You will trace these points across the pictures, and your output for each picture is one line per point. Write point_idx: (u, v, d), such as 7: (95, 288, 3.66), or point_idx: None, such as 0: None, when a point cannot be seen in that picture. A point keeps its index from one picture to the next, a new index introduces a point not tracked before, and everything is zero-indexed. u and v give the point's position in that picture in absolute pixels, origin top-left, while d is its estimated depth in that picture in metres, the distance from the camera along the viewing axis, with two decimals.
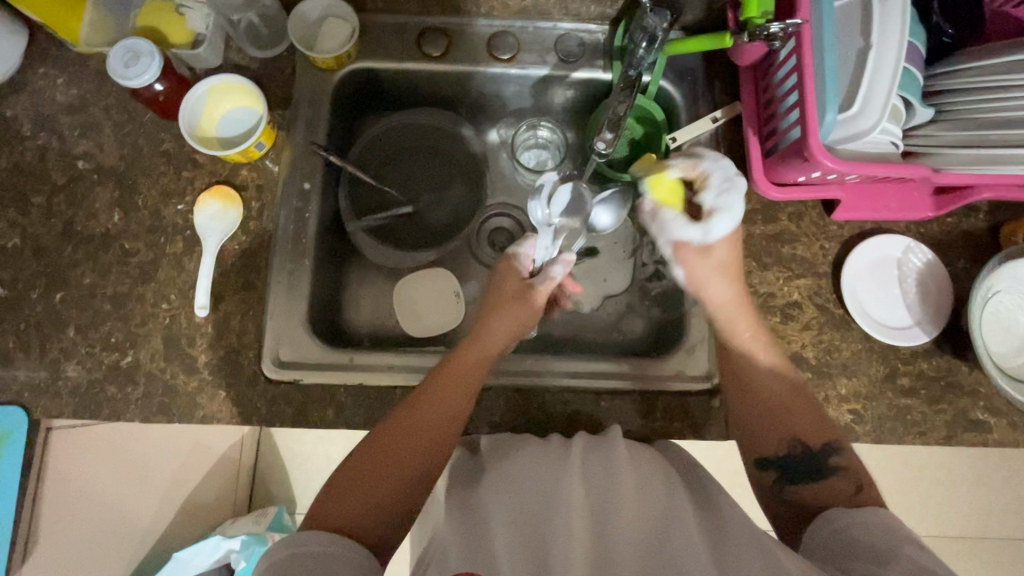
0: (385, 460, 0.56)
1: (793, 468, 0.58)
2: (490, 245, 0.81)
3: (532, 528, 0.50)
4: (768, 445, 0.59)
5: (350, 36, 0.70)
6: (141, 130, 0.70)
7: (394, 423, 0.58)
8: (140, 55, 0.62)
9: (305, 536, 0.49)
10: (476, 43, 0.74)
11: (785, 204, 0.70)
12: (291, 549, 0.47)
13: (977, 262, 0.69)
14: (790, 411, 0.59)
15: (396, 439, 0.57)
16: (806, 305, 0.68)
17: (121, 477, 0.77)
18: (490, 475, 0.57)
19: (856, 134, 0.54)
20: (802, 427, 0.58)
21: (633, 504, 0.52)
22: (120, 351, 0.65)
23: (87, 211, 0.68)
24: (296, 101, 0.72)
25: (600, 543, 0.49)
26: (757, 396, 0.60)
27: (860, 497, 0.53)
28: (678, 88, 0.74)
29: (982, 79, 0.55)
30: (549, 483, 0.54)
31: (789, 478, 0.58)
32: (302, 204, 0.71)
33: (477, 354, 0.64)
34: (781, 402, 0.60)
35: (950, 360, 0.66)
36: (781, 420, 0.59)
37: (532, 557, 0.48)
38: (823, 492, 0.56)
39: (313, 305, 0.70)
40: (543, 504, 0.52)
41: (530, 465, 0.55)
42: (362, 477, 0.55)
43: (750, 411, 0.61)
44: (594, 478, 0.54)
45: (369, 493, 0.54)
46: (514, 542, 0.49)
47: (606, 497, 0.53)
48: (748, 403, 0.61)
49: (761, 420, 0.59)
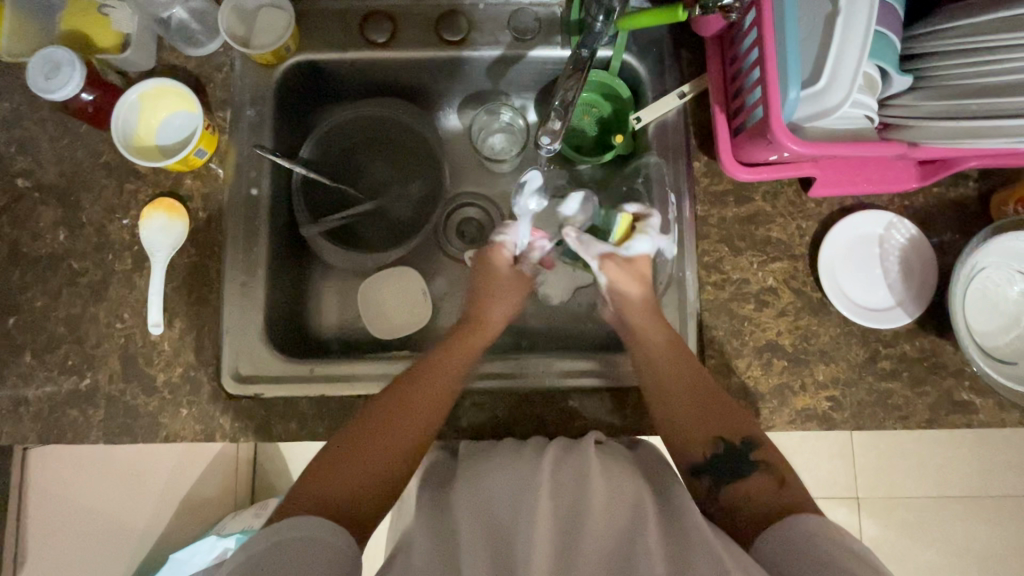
0: (367, 438, 0.56)
1: (723, 467, 0.56)
2: (459, 237, 0.78)
3: (497, 535, 0.50)
4: (698, 446, 0.57)
5: (287, 27, 0.66)
6: (78, 142, 0.67)
7: (389, 403, 0.59)
8: (61, 65, 0.59)
9: (292, 522, 0.48)
10: (423, 25, 0.70)
11: (759, 183, 0.66)
12: (277, 536, 0.47)
13: (964, 234, 0.65)
14: (709, 454, 0.56)
15: (391, 418, 0.57)
16: (782, 291, 0.65)
17: (111, 487, 0.77)
18: (462, 479, 0.56)
19: (824, 111, 0.50)
20: (725, 420, 0.57)
21: (603, 515, 0.50)
22: (78, 374, 0.63)
23: (32, 231, 0.66)
24: (237, 101, 0.68)
25: (565, 542, 0.49)
26: (694, 420, 0.58)
27: (781, 492, 0.53)
28: (643, 62, 0.69)
29: (964, 40, 0.50)
30: (516, 488, 0.53)
31: (722, 480, 0.55)
32: (252, 211, 0.68)
33: (469, 340, 0.66)
34: (682, 399, 0.58)
35: (934, 340, 0.63)
36: (702, 418, 0.58)
37: (494, 558, 0.48)
38: (754, 493, 0.53)
39: (271, 314, 0.68)
40: (510, 508, 0.51)
41: (502, 469, 0.55)
42: (355, 456, 0.55)
43: (672, 410, 0.58)
44: (566, 477, 0.54)
45: (347, 476, 0.53)
46: (478, 543, 0.49)
47: (576, 506, 0.51)
48: (685, 427, 0.58)
49: (685, 413, 0.58)
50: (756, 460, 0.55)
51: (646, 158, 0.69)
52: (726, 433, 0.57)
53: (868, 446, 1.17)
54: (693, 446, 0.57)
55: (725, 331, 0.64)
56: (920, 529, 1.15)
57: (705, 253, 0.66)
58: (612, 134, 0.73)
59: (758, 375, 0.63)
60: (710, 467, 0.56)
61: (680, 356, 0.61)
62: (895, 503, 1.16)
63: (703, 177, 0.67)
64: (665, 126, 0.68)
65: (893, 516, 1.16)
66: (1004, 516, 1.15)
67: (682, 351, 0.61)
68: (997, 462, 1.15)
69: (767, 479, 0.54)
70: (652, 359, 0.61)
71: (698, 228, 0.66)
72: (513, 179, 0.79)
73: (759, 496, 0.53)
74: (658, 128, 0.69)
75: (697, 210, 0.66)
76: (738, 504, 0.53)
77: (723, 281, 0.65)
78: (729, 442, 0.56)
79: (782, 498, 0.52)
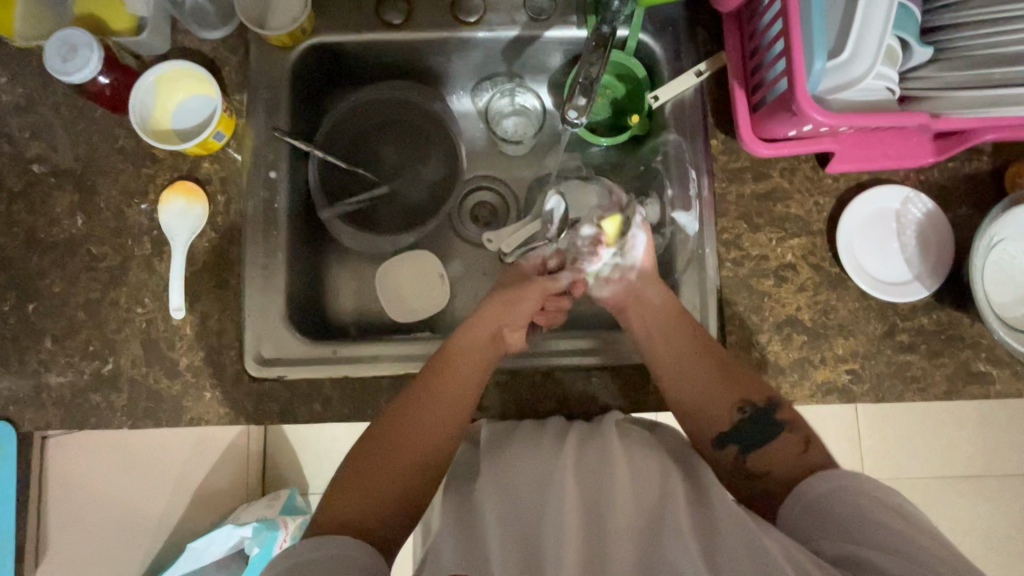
0: (384, 448, 0.57)
1: (743, 435, 0.59)
2: (473, 220, 0.78)
3: (525, 530, 0.50)
4: (721, 414, 0.60)
5: (302, 8, 0.66)
6: (94, 127, 0.66)
7: (393, 419, 0.58)
8: (78, 47, 0.58)
9: (310, 544, 0.49)
10: (439, 5, 0.69)
11: (776, 159, 0.66)
12: (303, 556, 0.48)
13: (979, 208, 0.65)
14: (736, 420, 0.60)
15: (395, 435, 0.57)
16: (800, 266, 0.65)
17: (128, 481, 0.78)
18: (486, 469, 0.56)
19: (850, 82, 0.50)
20: (747, 387, 0.60)
21: (629, 498, 0.51)
22: (99, 359, 0.63)
23: (49, 217, 0.65)
24: (253, 84, 0.68)
25: (595, 536, 0.49)
26: (720, 396, 0.60)
27: (808, 454, 0.56)
28: (659, 41, 0.69)
29: (988, 10, 0.50)
30: (542, 480, 0.53)
31: (747, 448, 0.59)
32: (270, 194, 0.68)
33: (478, 335, 0.65)
34: (706, 376, 0.61)
35: (951, 312, 0.64)
36: (723, 386, 0.60)
37: (524, 557, 0.48)
38: (781, 453, 0.57)
39: (291, 297, 0.68)
40: (535, 502, 0.52)
41: (523, 463, 0.54)
42: (368, 474, 0.56)
43: (689, 379, 0.61)
44: (588, 468, 0.53)
45: (369, 487, 0.55)
46: (508, 538, 0.50)
47: (599, 491, 0.52)
48: (713, 409, 0.61)
49: (712, 388, 0.61)
50: (782, 421, 0.58)
51: (664, 135, 0.70)
52: (749, 397, 0.60)
53: (875, 428, 1.18)
54: (721, 413, 0.60)
55: (744, 307, 0.65)
56: (927, 509, 1.17)
57: (724, 230, 0.66)
58: (628, 113, 0.73)
59: (778, 350, 0.64)
60: (740, 433, 0.59)
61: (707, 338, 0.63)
62: (902, 484, 1.17)
63: (720, 155, 0.67)
64: (683, 105, 0.69)
65: (899, 496, 1.17)
66: (1008, 494, 1.16)
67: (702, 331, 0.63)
68: (1002, 441, 1.17)
69: (794, 441, 0.57)
70: (671, 339, 0.63)
71: (717, 204, 0.66)
72: (528, 161, 0.79)
73: (785, 456, 0.56)
74: (674, 107, 0.69)
75: (715, 187, 0.67)
76: (765, 468, 0.57)
77: (743, 258, 0.66)
78: (756, 404, 0.59)
79: (809, 458, 0.55)
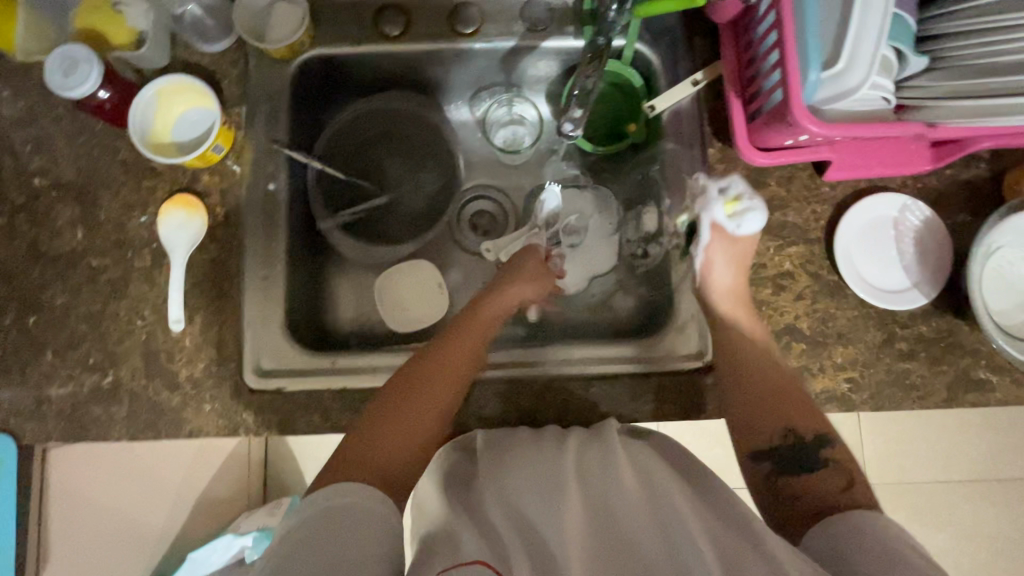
0: (396, 406, 0.55)
1: (791, 458, 0.56)
2: (472, 229, 0.78)
3: (531, 534, 0.48)
4: (766, 431, 0.57)
5: (301, 21, 0.66)
6: (95, 140, 0.67)
7: (409, 378, 0.57)
8: (78, 62, 0.59)
9: (330, 492, 0.46)
10: (437, 17, 0.70)
11: (773, 168, 0.66)
12: (326, 504, 0.45)
13: (977, 215, 0.65)
14: (777, 443, 0.57)
15: (435, 384, 0.57)
16: (798, 274, 0.65)
17: (120, 488, 0.69)
18: (486, 468, 0.55)
19: (844, 92, 0.50)
20: (795, 415, 0.58)
21: (637, 501, 0.50)
22: (101, 371, 0.63)
23: (50, 230, 0.66)
24: (253, 96, 0.68)
25: (606, 540, 0.48)
26: (770, 412, 0.58)
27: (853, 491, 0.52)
28: (655, 51, 0.70)
29: (981, 21, 0.50)
30: (547, 476, 0.52)
31: (783, 467, 0.56)
32: (270, 206, 0.68)
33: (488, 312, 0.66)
34: (762, 391, 0.59)
35: (950, 320, 0.64)
36: (772, 406, 0.58)
37: (535, 556, 0.46)
38: (818, 487, 0.53)
39: (290, 308, 0.68)
40: (540, 501, 0.50)
41: (526, 465, 0.53)
42: (408, 416, 0.54)
43: (742, 385, 0.60)
44: (591, 473, 0.53)
45: (381, 442, 0.52)
46: (518, 536, 0.48)
47: (607, 498, 0.51)
48: (761, 427, 0.58)
49: (764, 404, 0.58)
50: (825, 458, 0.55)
51: (661, 144, 0.70)
52: (795, 425, 0.57)
53: (878, 433, 1.18)
54: (765, 431, 0.57)
55: None
56: (930, 514, 1.17)
57: None
58: (626, 121, 0.73)
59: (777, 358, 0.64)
60: (782, 459, 0.56)
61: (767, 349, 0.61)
62: (905, 489, 1.17)
63: (718, 164, 0.67)
64: (680, 113, 0.69)
65: (901, 501, 1.17)
66: (1013, 498, 1.16)
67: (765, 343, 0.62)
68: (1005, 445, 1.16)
69: (838, 477, 0.54)
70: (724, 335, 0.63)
71: None
72: (527, 170, 0.79)
73: (828, 494, 0.52)
74: (671, 116, 0.69)
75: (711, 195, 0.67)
76: (799, 492, 0.54)
77: None
78: (802, 434, 0.56)
79: (851, 495, 0.51)
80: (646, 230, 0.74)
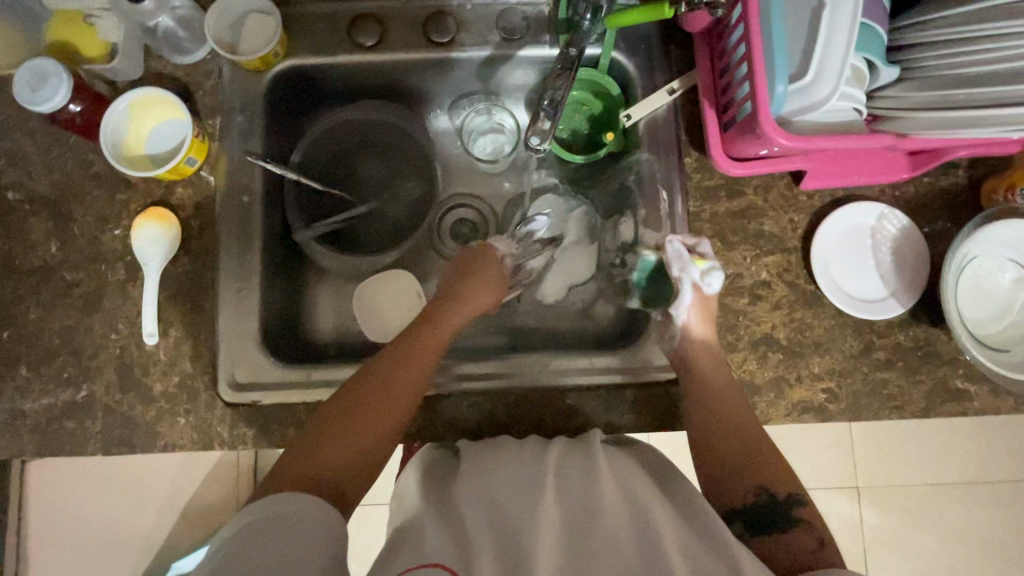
0: (358, 404, 0.55)
1: (761, 518, 0.55)
2: (453, 238, 0.78)
3: (504, 531, 0.48)
4: (739, 491, 0.56)
5: (274, 32, 0.66)
6: (68, 153, 0.67)
7: (373, 378, 0.57)
8: (46, 77, 0.58)
9: (280, 498, 0.46)
10: (412, 26, 0.70)
11: (750, 177, 0.66)
12: (271, 511, 0.45)
13: (955, 223, 0.65)
14: (749, 502, 0.56)
15: (402, 382, 0.57)
16: (775, 284, 0.65)
17: (113, 491, 0.81)
18: (466, 473, 0.54)
19: (811, 105, 0.50)
20: (770, 475, 0.57)
21: (615, 506, 0.50)
22: (74, 386, 0.63)
23: (23, 244, 0.65)
24: (227, 107, 0.68)
25: (577, 545, 0.47)
26: (738, 472, 0.57)
27: (823, 552, 0.52)
28: (632, 59, 0.69)
29: (949, 31, 0.50)
30: (526, 486, 0.51)
31: (758, 530, 0.54)
32: (245, 217, 0.68)
33: (462, 311, 0.64)
34: (731, 449, 0.58)
35: (928, 329, 0.64)
36: (746, 466, 0.57)
37: (504, 558, 0.45)
38: (790, 547, 0.53)
39: (266, 319, 0.68)
40: (519, 507, 0.49)
41: (507, 468, 0.53)
42: (353, 429, 0.54)
43: (715, 430, 0.58)
44: (571, 478, 0.53)
45: (337, 445, 0.53)
46: (490, 536, 0.47)
47: (587, 500, 0.51)
48: (730, 488, 0.57)
49: (738, 463, 0.57)
50: (796, 519, 0.54)
51: (638, 155, 0.69)
52: (767, 483, 0.56)
53: (867, 437, 1.17)
54: (737, 488, 0.56)
55: (720, 326, 0.65)
56: (921, 516, 1.16)
57: None
58: (603, 130, 0.73)
59: (754, 369, 0.64)
60: (752, 515, 0.55)
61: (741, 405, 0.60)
62: (895, 492, 1.17)
63: (694, 173, 0.67)
64: (656, 123, 0.68)
65: (891, 504, 1.17)
66: (1003, 500, 1.16)
67: (741, 403, 0.60)
68: (994, 447, 1.16)
69: (807, 537, 0.53)
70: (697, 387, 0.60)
71: (690, 223, 0.66)
72: (506, 178, 0.79)
73: (795, 551, 0.52)
74: (648, 125, 0.68)
75: (689, 205, 0.66)
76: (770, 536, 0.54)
77: None
78: (775, 494, 0.55)
79: (821, 555, 0.51)
80: (624, 239, 0.73)
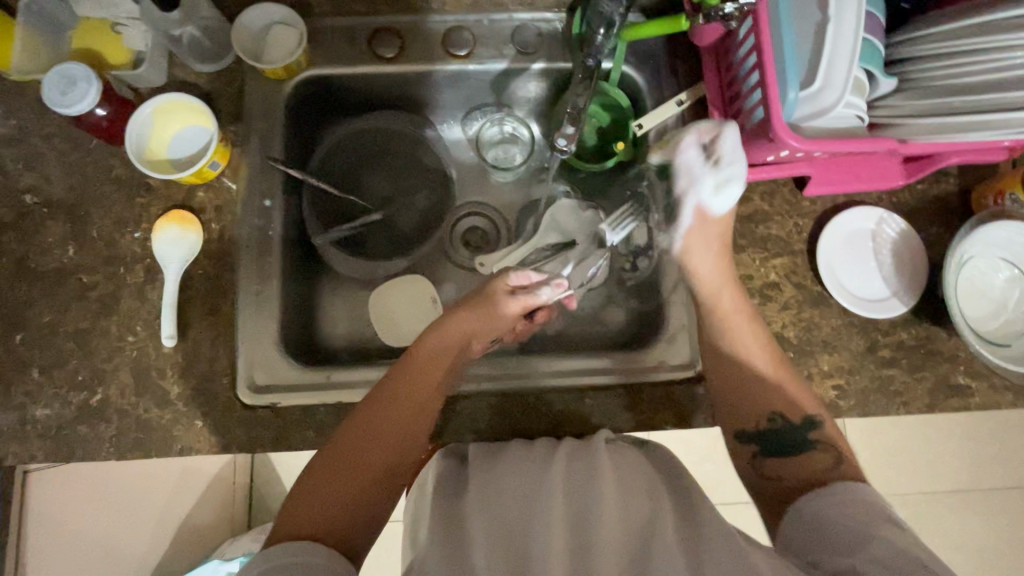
0: (344, 452, 0.56)
1: (766, 439, 0.61)
2: (464, 246, 0.79)
3: (511, 540, 0.50)
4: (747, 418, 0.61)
5: (297, 43, 0.68)
6: (88, 157, 0.67)
7: (356, 426, 0.58)
8: (76, 80, 0.59)
9: (303, 549, 0.49)
10: (431, 40, 0.72)
11: (756, 184, 0.69)
12: (285, 560, 0.48)
13: (949, 228, 0.69)
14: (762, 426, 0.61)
15: (388, 424, 0.58)
16: (783, 285, 0.67)
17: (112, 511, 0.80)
18: (475, 485, 0.54)
19: (821, 110, 0.54)
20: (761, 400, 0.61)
21: (616, 514, 0.51)
22: (88, 389, 0.62)
23: (39, 246, 0.65)
24: (249, 115, 0.70)
25: (580, 547, 0.49)
26: (728, 408, 0.62)
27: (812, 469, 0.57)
28: (641, 72, 0.73)
29: (942, 45, 0.54)
30: (532, 494, 0.53)
31: (768, 450, 0.60)
32: (264, 222, 0.69)
33: (436, 339, 0.65)
34: (739, 381, 0.62)
35: (929, 327, 0.66)
36: (747, 400, 0.62)
37: (511, 558, 0.49)
38: (798, 466, 0.58)
39: (284, 322, 0.68)
40: (524, 515, 0.51)
41: (514, 476, 0.54)
42: (334, 478, 0.55)
43: (721, 382, 0.63)
44: (577, 483, 0.53)
45: (331, 493, 0.54)
46: (493, 544, 0.49)
47: (587, 503, 0.52)
48: (725, 416, 0.62)
49: (726, 394, 0.62)
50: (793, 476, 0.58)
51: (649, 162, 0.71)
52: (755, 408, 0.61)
53: (864, 445, 1.19)
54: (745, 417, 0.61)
55: None
56: (918, 524, 1.18)
57: None
58: (613, 139, 0.74)
59: None
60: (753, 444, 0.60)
61: (747, 339, 0.63)
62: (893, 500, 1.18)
63: None
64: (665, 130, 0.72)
65: None
66: (997, 508, 1.18)
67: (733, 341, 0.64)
68: (987, 455, 1.19)
69: (821, 455, 0.58)
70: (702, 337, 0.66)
71: None
72: (516, 187, 0.81)
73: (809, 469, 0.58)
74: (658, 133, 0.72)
75: None
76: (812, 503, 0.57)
77: None
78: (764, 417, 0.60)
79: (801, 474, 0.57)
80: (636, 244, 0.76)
